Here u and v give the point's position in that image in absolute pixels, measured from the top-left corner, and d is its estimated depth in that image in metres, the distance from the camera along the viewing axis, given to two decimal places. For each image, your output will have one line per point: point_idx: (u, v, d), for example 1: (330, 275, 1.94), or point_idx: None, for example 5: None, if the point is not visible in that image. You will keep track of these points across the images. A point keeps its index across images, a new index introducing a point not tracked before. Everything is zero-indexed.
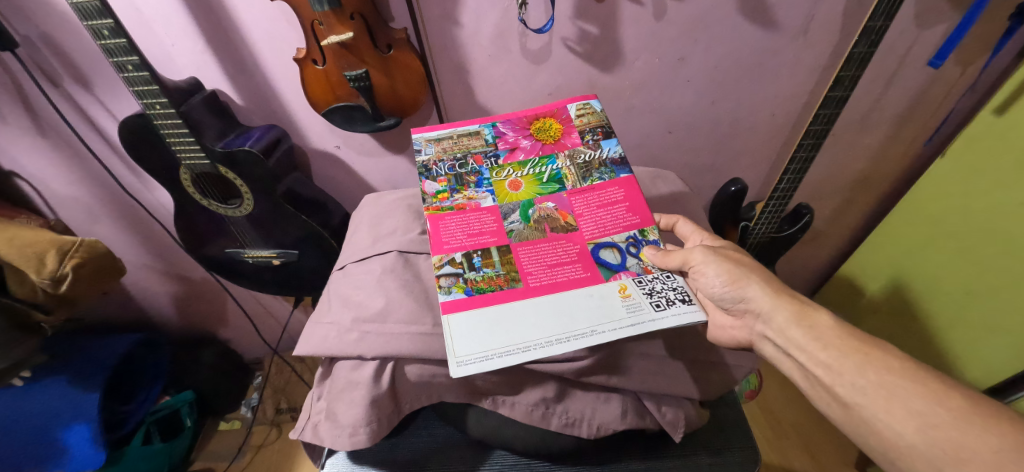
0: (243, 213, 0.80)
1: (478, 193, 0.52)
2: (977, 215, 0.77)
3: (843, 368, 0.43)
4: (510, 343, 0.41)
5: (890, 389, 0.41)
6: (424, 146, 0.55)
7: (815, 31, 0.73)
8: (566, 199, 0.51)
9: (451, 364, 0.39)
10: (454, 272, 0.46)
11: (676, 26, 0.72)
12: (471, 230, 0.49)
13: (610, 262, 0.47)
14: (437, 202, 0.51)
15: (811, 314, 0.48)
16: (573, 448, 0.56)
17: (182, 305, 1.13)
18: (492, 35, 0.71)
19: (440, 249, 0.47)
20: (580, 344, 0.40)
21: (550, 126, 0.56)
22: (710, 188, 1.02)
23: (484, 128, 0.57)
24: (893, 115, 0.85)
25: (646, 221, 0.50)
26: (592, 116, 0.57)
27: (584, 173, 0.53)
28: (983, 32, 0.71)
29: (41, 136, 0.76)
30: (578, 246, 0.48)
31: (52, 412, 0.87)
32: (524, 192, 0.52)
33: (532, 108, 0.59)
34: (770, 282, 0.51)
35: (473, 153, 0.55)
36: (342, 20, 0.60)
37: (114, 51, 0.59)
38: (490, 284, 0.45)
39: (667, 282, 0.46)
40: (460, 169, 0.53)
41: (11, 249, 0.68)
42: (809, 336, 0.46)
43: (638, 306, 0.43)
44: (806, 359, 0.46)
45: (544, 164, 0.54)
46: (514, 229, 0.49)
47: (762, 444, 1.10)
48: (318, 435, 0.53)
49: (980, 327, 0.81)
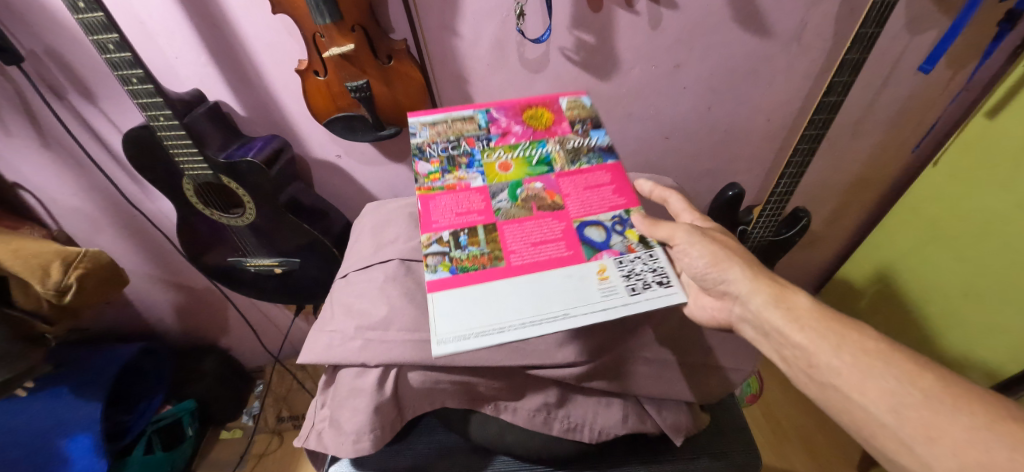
0: (244, 222, 0.80)
1: (468, 174, 0.52)
2: (973, 216, 0.79)
3: (818, 348, 0.44)
4: (486, 322, 0.41)
5: (864, 370, 0.41)
6: (419, 129, 0.56)
7: (807, 38, 0.74)
8: (554, 180, 0.52)
9: (432, 344, 0.39)
10: (441, 250, 0.46)
11: (672, 34, 0.73)
12: (460, 209, 0.49)
13: (593, 239, 0.47)
14: (429, 182, 0.51)
15: (789, 297, 0.47)
16: (574, 452, 0.56)
17: (183, 315, 1.13)
18: (491, 45, 0.72)
19: (429, 227, 0.48)
20: (552, 325, 0.40)
21: (541, 114, 0.58)
22: (709, 192, 1.02)
23: (478, 113, 0.58)
24: (886, 119, 0.86)
25: (632, 201, 0.50)
26: (582, 110, 0.59)
27: (573, 157, 0.54)
28: (972, 36, 0.73)
29: (45, 148, 0.77)
30: (563, 225, 0.48)
31: (52, 423, 0.86)
32: (513, 174, 0.52)
33: (525, 97, 0.61)
34: (753, 267, 0.50)
35: (466, 136, 0.55)
36: (343, 32, 0.61)
37: (119, 65, 0.60)
38: (474, 262, 0.45)
39: (647, 263, 0.46)
40: (453, 151, 0.54)
41: (15, 260, 0.68)
42: (786, 318, 0.46)
43: (613, 289, 0.43)
44: (784, 341, 0.46)
45: (534, 147, 0.55)
46: (501, 208, 0.50)
47: (763, 447, 1.10)
48: (321, 443, 0.53)
49: (978, 326, 0.82)
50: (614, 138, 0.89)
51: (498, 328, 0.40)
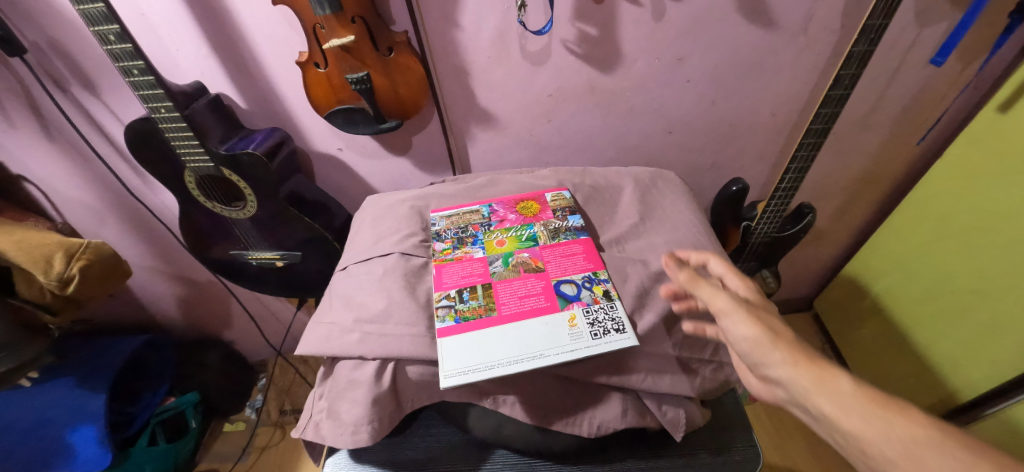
0: (245, 215, 0.80)
1: (473, 249, 0.60)
2: (984, 212, 0.77)
3: (867, 435, 0.34)
4: (481, 361, 0.47)
5: (920, 459, 0.32)
6: (437, 220, 0.65)
7: (814, 30, 0.73)
8: (538, 250, 0.59)
9: (441, 377, 0.46)
10: (448, 304, 0.53)
11: (676, 26, 0.72)
12: (465, 272, 0.57)
13: (567, 293, 0.53)
14: (443, 255, 0.59)
15: (832, 382, 0.38)
16: (573, 447, 0.56)
17: (187, 308, 1.14)
18: (492, 37, 0.72)
19: (440, 287, 0.55)
20: (530, 364, 0.47)
21: (531, 206, 0.66)
22: (713, 187, 1.01)
23: (482, 207, 0.67)
24: (894, 114, 0.84)
25: (599, 266, 0.57)
26: (563, 201, 0.66)
27: (554, 235, 0.61)
28: (984, 28, 0.71)
29: (48, 140, 0.77)
30: (543, 282, 0.55)
31: (58, 414, 0.87)
32: (507, 247, 0.60)
33: (519, 192, 0.70)
34: (799, 351, 0.40)
35: (472, 223, 0.64)
36: (343, 23, 0.61)
37: (120, 56, 0.60)
38: (473, 314, 0.52)
39: (609, 312, 0.51)
40: (462, 234, 0.62)
41: (19, 251, 0.69)
42: (832, 407, 0.36)
43: (580, 334, 0.49)
44: (833, 431, 0.37)
45: (523, 229, 0.62)
46: (496, 271, 0.56)
47: (766, 445, 1.10)
48: (319, 434, 0.53)
49: (985, 324, 0.81)
50: (615, 132, 0.88)
51: (487, 365, 0.46)
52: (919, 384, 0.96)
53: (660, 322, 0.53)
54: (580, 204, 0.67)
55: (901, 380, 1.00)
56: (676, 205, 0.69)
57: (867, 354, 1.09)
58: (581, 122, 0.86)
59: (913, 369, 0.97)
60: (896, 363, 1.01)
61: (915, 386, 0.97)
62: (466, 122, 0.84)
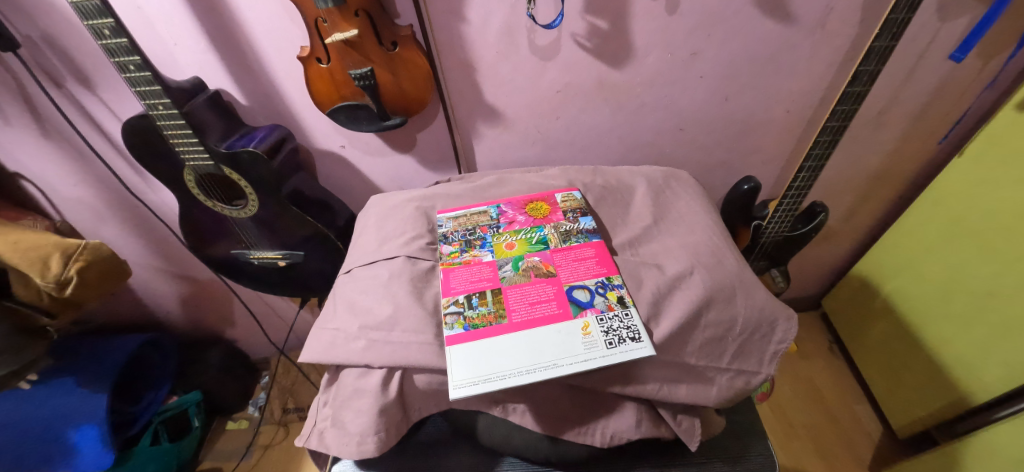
0: (247, 214, 0.79)
1: (481, 252, 0.58)
2: (1002, 212, 0.75)
3: None
4: (491, 370, 0.46)
5: None
6: (443, 222, 0.63)
7: (833, 24, 0.71)
8: (549, 254, 0.57)
9: (450, 388, 0.45)
10: (457, 310, 0.51)
11: (689, 20, 0.70)
12: (474, 277, 0.55)
13: (580, 299, 0.51)
14: (450, 259, 0.57)
15: None
16: (586, 456, 0.55)
17: (189, 306, 1.12)
18: (500, 31, 0.69)
19: (448, 292, 0.53)
20: (543, 375, 0.45)
21: (540, 207, 0.64)
22: (723, 186, 0.99)
23: (490, 208, 0.65)
24: (913, 111, 0.82)
25: (612, 270, 0.55)
26: (574, 201, 0.64)
27: (564, 237, 0.59)
28: (1010, 23, 0.68)
29: (44, 137, 0.75)
30: (555, 288, 0.53)
31: (55, 417, 0.86)
32: (516, 250, 0.58)
33: (528, 193, 0.68)
34: None
35: (480, 225, 0.62)
36: (346, 17, 0.58)
37: (115, 51, 0.57)
38: (482, 321, 0.50)
39: (623, 320, 0.49)
40: (470, 236, 0.60)
41: (15, 253, 0.67)
42: None
43: (594, 343, 0.47)
44: None
45: (533, 231, 0.60)
46: (505, 276, 0.55)
47: (774, 446, 1.08)
48: (324, 443, 0.52)
49: (999, 328, 0.79)
50: (625, 130, 0.86)
51: (498, 376, 0.45)
52: (929, 386, 0.94)
53: (676, 330, 0.51)
54: (591, 205, 0.65)
55: (911, 382, 0.99)
56: (691, 206, 0.67)
57: (877, 355, 1.07)
58: (590, 120, 0.83)
59: (923, 371, 0.95)
60: (906, 364, 0.99)
61: (926, 388, 0.95)
62: (473, 119, 0.81)
